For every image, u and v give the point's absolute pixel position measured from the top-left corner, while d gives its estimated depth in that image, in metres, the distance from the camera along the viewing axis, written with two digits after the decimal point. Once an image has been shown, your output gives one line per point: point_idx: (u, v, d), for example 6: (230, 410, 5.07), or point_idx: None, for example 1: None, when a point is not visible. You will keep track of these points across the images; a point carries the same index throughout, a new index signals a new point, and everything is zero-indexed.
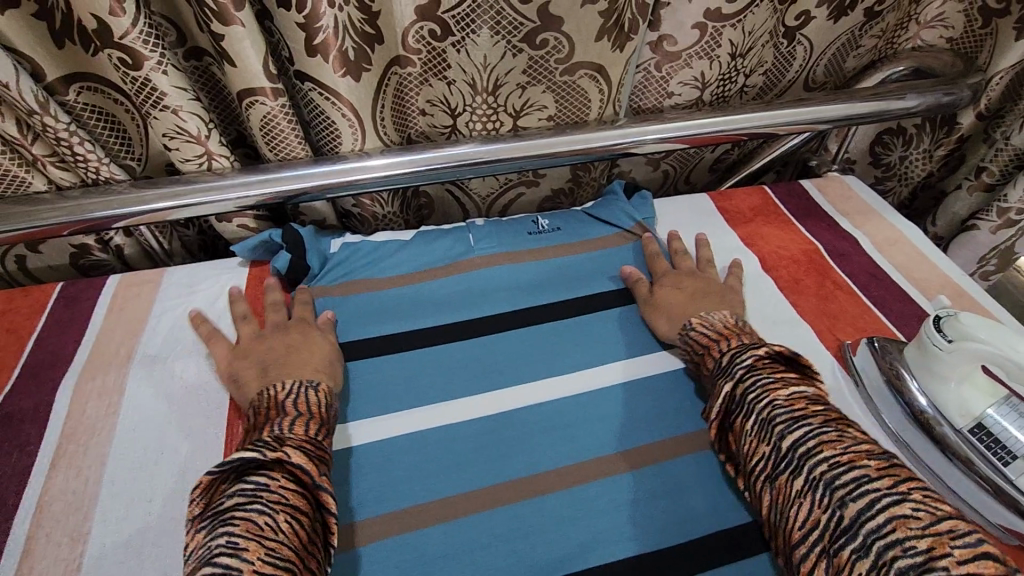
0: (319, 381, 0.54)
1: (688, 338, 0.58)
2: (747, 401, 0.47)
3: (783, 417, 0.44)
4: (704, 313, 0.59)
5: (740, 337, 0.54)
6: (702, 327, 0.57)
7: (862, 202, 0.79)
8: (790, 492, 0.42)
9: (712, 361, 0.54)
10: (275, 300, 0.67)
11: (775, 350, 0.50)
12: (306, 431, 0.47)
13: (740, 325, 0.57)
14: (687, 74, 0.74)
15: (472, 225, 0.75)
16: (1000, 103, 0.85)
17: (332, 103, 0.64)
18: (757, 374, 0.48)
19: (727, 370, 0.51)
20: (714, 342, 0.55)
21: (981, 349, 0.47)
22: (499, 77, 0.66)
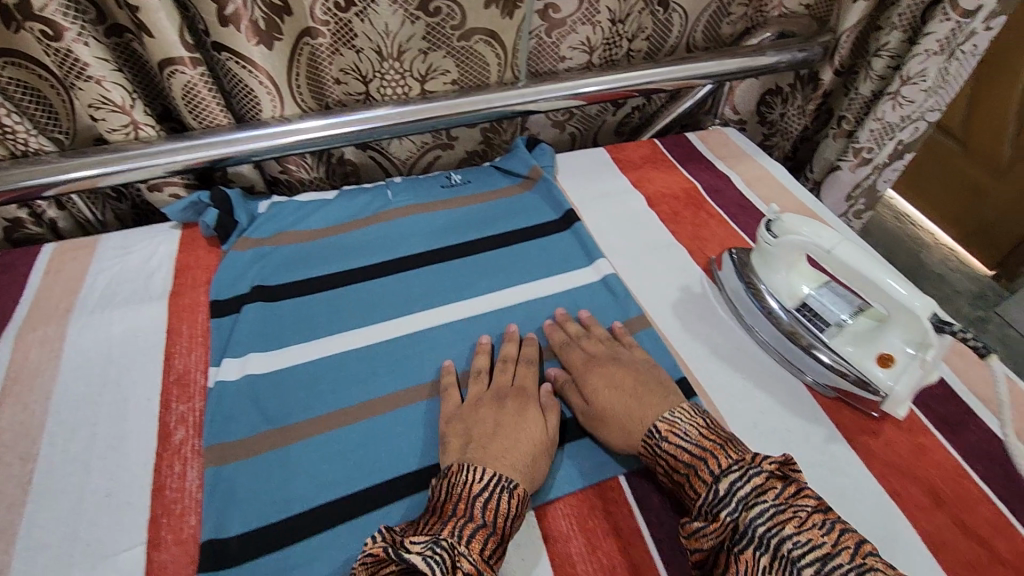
0: (511, 478, 0.47)
1: (660, 451, 0.49)
2: (741, 515, 0.41)
3: (810, 560, 0.38)
4: (670, 415, 0.50)
5: (726, 451, 0.46)
6: (679, 439, 0.48)
7: (738, 147, 0.91)
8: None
9: (702, 482, 0.45)
10: (207, 256, 0.72)
11: (766, 467, 0.44)
12: (483, 548, 0.41)
13: (715, 430, 0.49)
14: (575, 39, 0.84)
15: (390, 182, 0.83)
16: (852, 59, 0.98)
17: (249, 71, 0.70)
18: (771, 505, 0.41)
19: (723, 501, 0.43)
20: (698, 460, 0.46)
21: (798, 241, 0.58)
22: (402, 43, 0.74)
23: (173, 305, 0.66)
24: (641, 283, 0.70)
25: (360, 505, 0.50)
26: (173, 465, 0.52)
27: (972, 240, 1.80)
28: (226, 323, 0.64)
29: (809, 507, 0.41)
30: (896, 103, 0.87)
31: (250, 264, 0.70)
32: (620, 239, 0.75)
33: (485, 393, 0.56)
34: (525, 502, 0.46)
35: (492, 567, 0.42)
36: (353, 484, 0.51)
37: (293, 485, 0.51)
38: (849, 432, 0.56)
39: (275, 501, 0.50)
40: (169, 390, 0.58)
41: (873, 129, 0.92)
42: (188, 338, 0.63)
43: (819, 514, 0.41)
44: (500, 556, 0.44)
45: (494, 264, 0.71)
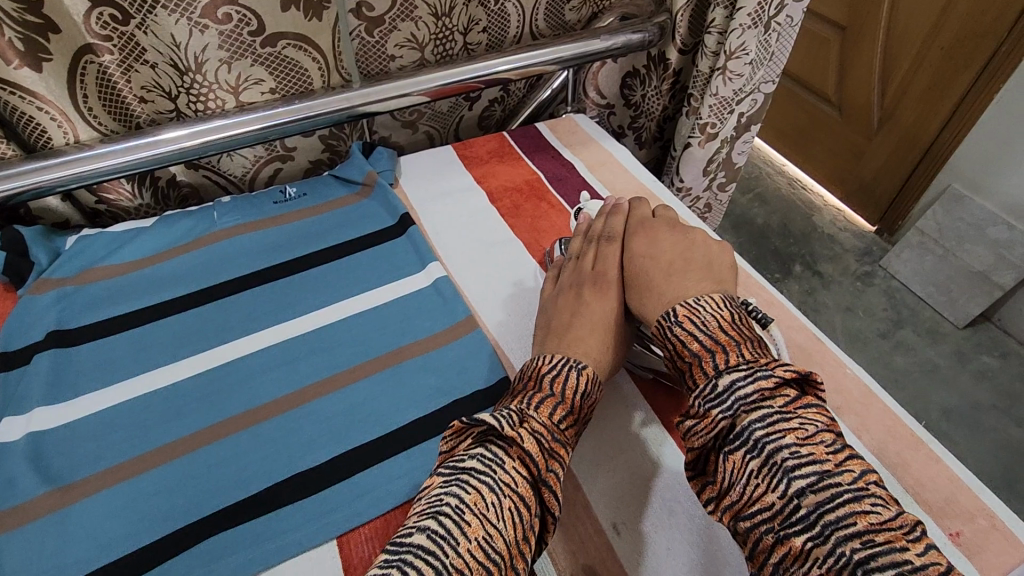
0: (584, 362, 0.54)
1: (673, 333, 0.51)
2: (734, 403, 0.44)
3: (807, 471, 0.40)
4: (693, 303, 0.52)
5: (739, 349, 0.48)
6: (693, 328, 0.50)
7: (585, 133, 0.91)
8: (799, 552, 0.39)
9: (703, 372, 0.48)
10: (0, 303, 0.65)
11: (786, 375, 0.45)
12: (551, 412, 0.49)
13: (738, 328, 0.50)
14: (399, 37, 0.82)
15: (218, 203, 0.77)
16: (694, 37, 0.99)
17: (23, 98, 0.65)
18: (776, 410, 0.43)
19: (720, 398, 0.45)
20: (704, 351, 0.48)
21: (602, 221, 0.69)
22: (198, 54, 0.70)
23: None
24: (473, 283, 0.69)
25: (147, 560, 0.47)
26: None
27: (855, 197, 1.90)
28: (13, 377, 0.58)
29: (820, 422, 0.43)
30: (726, 77, 0.89)
31: (44, 307, 0.64)
32: (457, 240, 0.74)
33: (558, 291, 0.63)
34: (594, 381, 0.53)
35: (567, 431, 0.49)
36: (141, 539, 0.48)
37: (71, 549, 0.47)
38: (667, 415, 0.57)
39: (47, 572, 0.46)
40: None
41: (712, 104, 0.93)
42: None
43: (829, 433, 0.43)
44: (577, 426, 0.51)
45: (322, 280, 0.68)
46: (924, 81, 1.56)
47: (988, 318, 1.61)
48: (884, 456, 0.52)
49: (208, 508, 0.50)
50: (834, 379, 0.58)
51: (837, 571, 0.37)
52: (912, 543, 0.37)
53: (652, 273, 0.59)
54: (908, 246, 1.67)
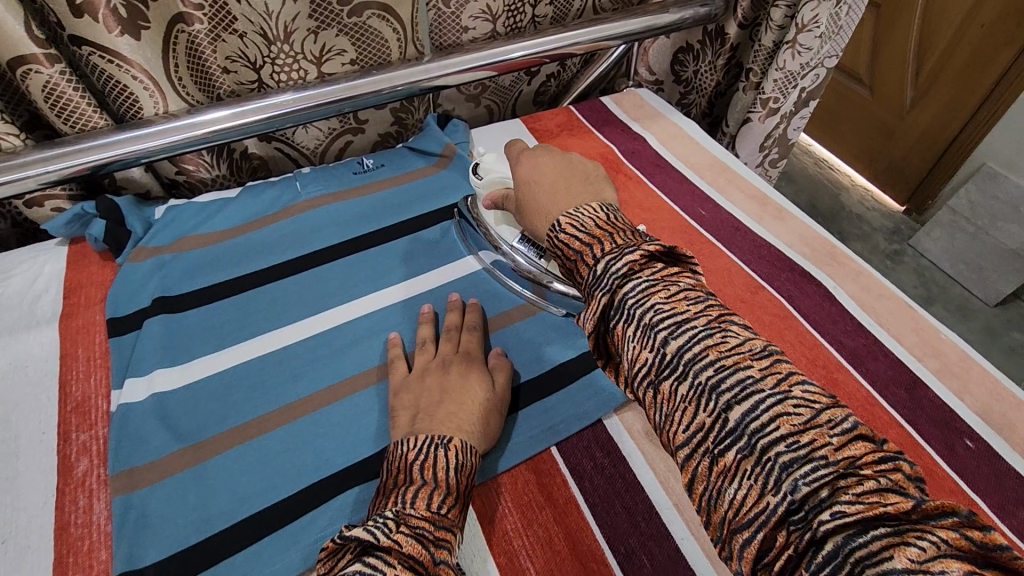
0: (450, 436, 0.47)
1: (561, 242, 0.47)
2: (629, 306, 0.40)
3: (669, 323, 0.38)
4: (573, 212, 0.48)
5: (613, 238, 0.44)
6: (574, 232, 0.46)
7: (651, 107, 0.91)
8: (730, 470, 0.33)
9: (586, 267, 0.44)
10: (100, 272, 0.67)
11: (649, 251, 0.43)
12: (430, 503, 0.41)
13: (614, 223, 0.47)
14: (475, 8, 0.83)
15: (298, 174, 0.78)
16: (755, 12, 0.98)
17: (118, 66, 0.64)
18: (695, 328, 0.38)
19: (599, 282, 0.42)
20: (584, 248, 0.44)
21: (498, 177, 0.68)
22: (288, 23, 0.70)
23: (65, 327, 0.61)
24: None
25: (286, 512, 0.48)
26: (77, 499, 0.49)
27: (884, 179, 1.90)
28: (127, 341, 0.59)
29: (744, 334, 0.38)
30: (795, 51, 0.89)
31: (144, 276, 0.65)
32: None
33: (433, 359, 0.56)
34: (466, 451, 0.46)
35: (453, 517, 0.42)
36: (275, 494, 0.49)
37: (210, 503, 0.48)
38: None
39: (191, 524, 0.47)
40: (67, 419, 0.54)
41: (777, 79, 0.94)
42: (86, 361, 0.58)
43: (759, 345, 0.38)
44: (462, 505, 0.44)
45: (412, 248, 0.70)
46: (963, 60, 1.55)
47: (1019, 297, 1.63)
48: (989, 418, 0.54)
49: (336, 464, 0.51)
50: (930, 344, 0.60)
51: (768, 482, 0.32)
52: (838, 437, 0.32)
53: (536, 197, 0.58)
54: (939, 226, 1.68)
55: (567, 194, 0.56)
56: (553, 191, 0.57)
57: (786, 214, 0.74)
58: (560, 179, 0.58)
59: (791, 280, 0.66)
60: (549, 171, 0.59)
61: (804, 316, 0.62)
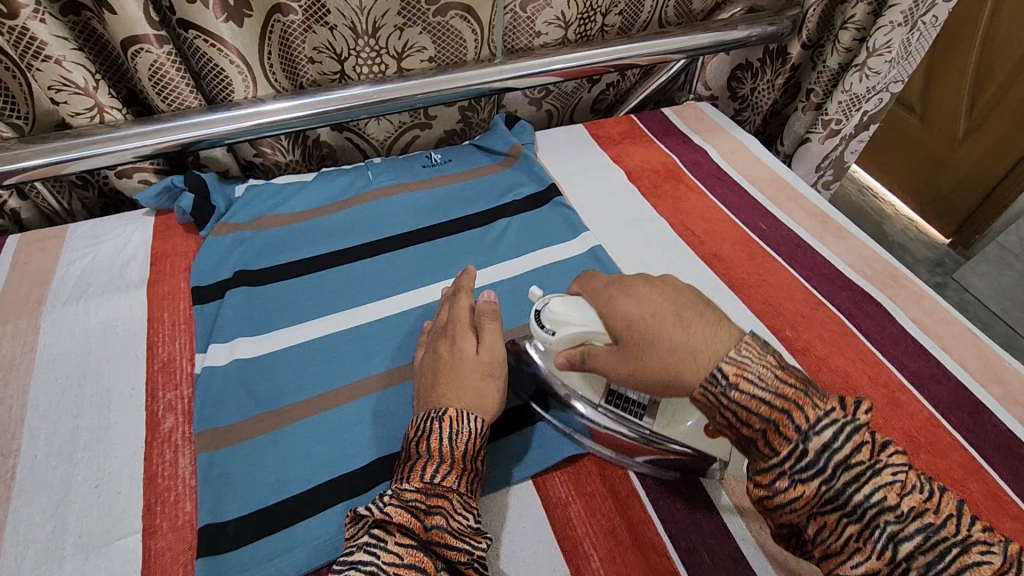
0: (444, 408, 0.47)
1: (725, 404, 0.41)
2: (818, 457, 0.38)
3: (847, 469, 0.37)
4: (736, 355, 0.42)
5: (811, 400, 0.40)
6: (751, 388, 0.40)
7: (712, 121, 0.92)
8: (831, 525, 0.38)
9: (782, 440, 0.39)
10: (184, 243, 0.71)
11: (843, 409, 0.39)
12: (424, 475, 0.44)
13: (785, 368, 0.42)
14: (549, 14, 0.85)
15: (370, 164, 0.81)
16: (819, 33, 1.00)
17: (218, 49, 0.68)
18: (839, 420, 0.39)
19: (816, 458, 0.38)
20: (780, 416, 0.39)
21: (580, 330, 0.49)
22: (377, 19, 0.73)
23: (151, 292, 0.65)
24: (625, 255, 0.71)
25: (357, 482, 0.50)
26: (164, 453, 0.52)
27: (929, 209, 1.87)
28: (210, 309, 0.63)
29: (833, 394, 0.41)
30: (863, 74, 0.90)
31: (224, 249, 0.68)
32: (602, 213, 0.76)
33: None
34: (460, 420, 0.46)
35: (450, 481, 0.44)
36: (347, 465, 0.51)
37: (287, 468, 0.51)
38: (831, 390, 0.58)
39: (271, 485, 0.50)
40: (154, 378, 0.57)
41: (841, 101, 0.95)
42: (171, 325, 0.62)
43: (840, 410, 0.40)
44: (466, 471, 0.45)
45: (478, 241, 0.72)
46: (1020, 96, 1.53)
47: None
48: None
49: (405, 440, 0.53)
50: (994, 371, 0.60)
51: (877, 547, 0.36)
52: (930, 501, 0.37)
53: (659, 330, 0.45)
54: (985, 260, 1.65)
55: (678, 315, 0.45)
56: (682, 317, 0.45)
57: (848, 234, 0.75)
58: (685, 306, 0.46)
59: (851, 299, 0.66)
60: (665, 302, 0.46)
61: (865, 335, 0.63)
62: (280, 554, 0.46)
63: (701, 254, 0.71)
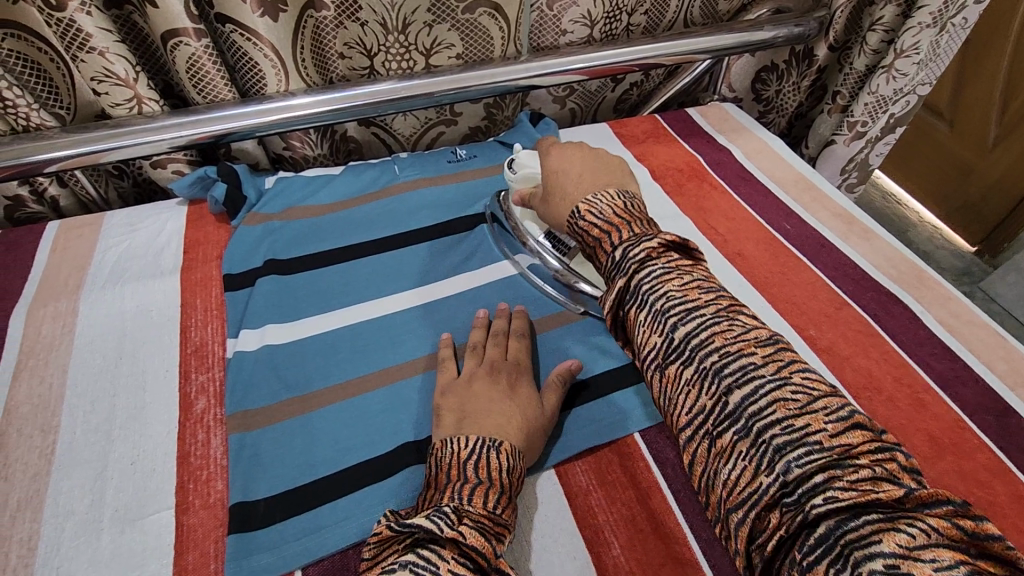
0: (501, 438, 0.47)
1: (579, 227, 0.53)
2: (643, 292, 0.45)
3: (732, 369, 0.40)
4: (590, 198, 0.53)
5: (631, 227, 0.50)
6: (593, 217, 0.52)
7: (737, 121, 0.92)
8: (726, 450, 0.38)
9: (604, 253, 0.51)
10: (216, 232, 0.72)
11: (666, 240, 0.49)
12: (487, 501, 0.42)
13: (631, 211, 0.52)
14: (576, 13, 0.86)
15: (396, 158, 0.82)
16: (846, 35, 0.99)
17: (253, 43, 0.70)
18: (704, 313, 0.43)
19: (619, 266, 0.48)
20: (604, 234, 0.51)
21: (531, 173, 0.68)
22: (407, 15, 0.75)
23: (184, 279, 0.67)
24: None
25: (383, 467, 0.51)
26: (196, 433, 0.53)
27: (956, 216, 1.84)
28: (241, 296, 0.64)
29: (750, 324, 0.43)
30: (890, 76, 0.90)
31: (255, 238, 0.70)
32: None
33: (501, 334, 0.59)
34: (516, 456, 0.46)
35: (504, 514, 0.43)
36: (372, 450, 0.52)
37: (315, 452, 0.52)
38: (855, 389, 0.58)
39: (299, 468, 0.51)
40: (187, 361, 0.59)
41: (868, 102, 0.94)
42: (203, 310, 0.63)
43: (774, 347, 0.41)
44: (513, 503, 0.45)
45: (503, 235, 0.73)
46: None
47: None
48: None
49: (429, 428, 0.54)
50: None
51: (763, 463, 0.36)
52: (831, 420, 0.36)
53: (566, 188, 0.58)
54: (1014, 269, 1.61)
55: (593, 182, 0.57)
56: (580, 177, 0.58)
57: (875, 235, 0.74)
58: (586, 168, 0.59)
59: (876, 299, 0.66)
60: (577, 160, 0.60)
61: (890, 335, 0.63)
62: (308, 534, 0.47)
63: (724, 252, 0.72)
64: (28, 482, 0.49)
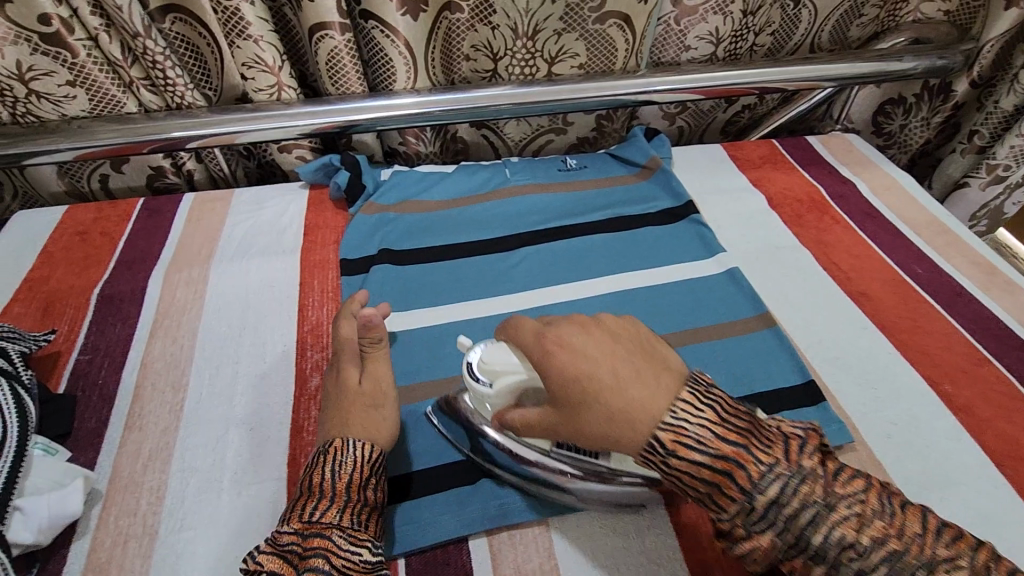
0: (346, 437, 0.47)
1: (669, 470, 0.37)
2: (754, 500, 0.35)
3: (777, 491, 0.35)
4: (672, 417, 0.36)
5: (751, 453, 0.36)
6: (691, 453, 0.36)
7: (862, 154, 0.87)
8: (801, 571, 0.36)
9: (731, 501, 0.36)
10: (334, 218, 0.75)
11: (785, 453, 0.36)
12: (301, 513, 0.43)
13: (729, 409, 0.37)
14: (704, 29, 0.83)
15: (507, 162, 0.83)
16: (992, 71, 0.92)
17: (390, 39, 0.73)
18: (785, 473, 0.35)
19: (759, 487, 0.35)
20: (721, 477, 0.36)
21: (517, 377, 0.45)
22: (540, 22, 0.76)
23: (305, 259, 0.70)
24: (765, 282, 0.69)
25: (486, 467, 0.51)
26: (311, 409, 0.55)
27: None
28: (356, 281, 0.66)
29: (742, 417, 0.37)
30: None
31: (370, 227, 0.72)
32: (740, 237, 0.74)
33: None
34: (343, 448, 0.46)
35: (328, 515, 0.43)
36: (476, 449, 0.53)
37: (420, 443, 0.53)
38: (997, 456, 0.53)
39: (404, 457, 0.52)
40: (304, 338, 0.61)
41: (1014, 146, 0.87)
42: (320, 292, 0.66)
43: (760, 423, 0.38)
44: (360, 488, 0.45)
45: (613, 249, 0.72)
46: None
47: None
48: None
49: None
50: None
51: None
52: (880, 510, 0.36)
53: (607, 411, 0.38)
54: None
55: (641, 380, 0.38)
56: (628, 387, 0.38)
57: (1020, 290, 0.68)
58: (620, 361, 0.39)
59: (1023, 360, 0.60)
60: (607, 352, 0.40)
61: None
62: (410, 522, 0.48)
63: (847, 291, 0.67)
64: (159, 435, 0.52)
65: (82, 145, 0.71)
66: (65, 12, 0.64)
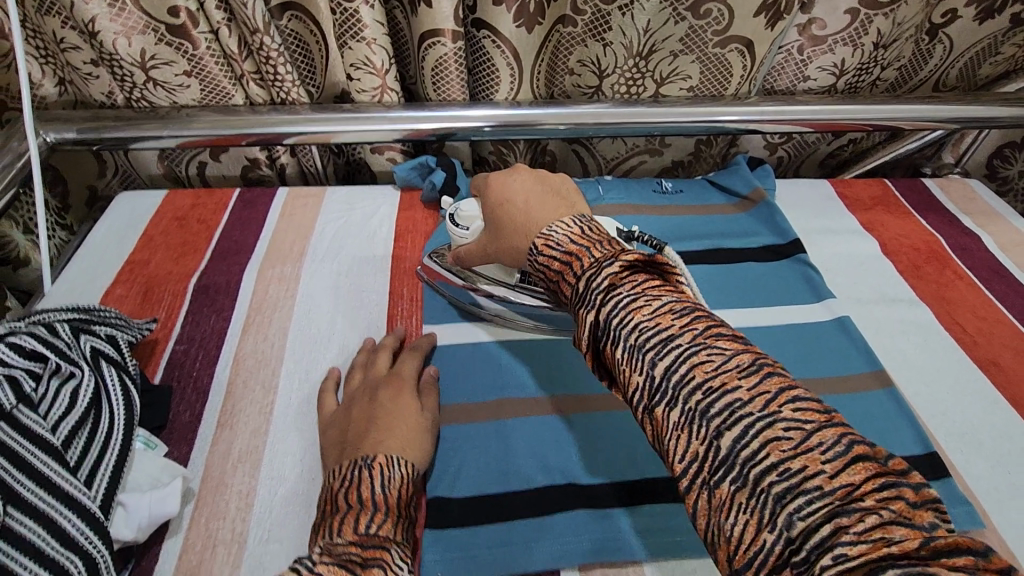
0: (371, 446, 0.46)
1: (537, 263, 0.45)
2: (670, 386, 0.34)
3: (723, 409, 0.32)
4: (547, 230, 0.44)
5: (593, 250, 0.41)
6: (551, 250, 0.43)
7: (986, 204, 0.80)
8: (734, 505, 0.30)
9: (567, 285, 0.42)
10: (424, 224, 0.74)
11: (628, 260, 0.39)
12: (362, 524, 0.40)
13: (594, 234, 0.43)
14: (827, 59, 0.79)
15: (601, 179, 0.80)
16: None
17: (500, 49, 0.71)
18: (636, 290, 0.38)
19: (586, 297, 0.39)
20: (564, 267, 0.42)
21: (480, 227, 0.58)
22: (657, 42, 0.73)
23: (394, 265, 0.69)
24: (879, 335, 0.64)
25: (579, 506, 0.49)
26: None
27: None
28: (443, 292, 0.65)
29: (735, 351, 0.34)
30: None
31: None
32: (849, 283, 0.69)
33: None
34: (390, 463, 0.45)
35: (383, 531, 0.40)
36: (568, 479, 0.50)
37: (511, 463, 0.51)
38: None
39: (494, 478, 0.50)
40: None
41: None
42: (409, 299, 0.65)
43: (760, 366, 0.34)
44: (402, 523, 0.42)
45: (711, 283, 0.68)
46: None
47: None
48: None
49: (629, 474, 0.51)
50: None
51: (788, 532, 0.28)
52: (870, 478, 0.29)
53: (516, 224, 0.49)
54: None
55: (541, 209, 0.48)
56: (534, 208, 0.48)
57: None
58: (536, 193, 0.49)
59: None
60: (528, 189, 0.50)
61: None
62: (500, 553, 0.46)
63: (974, 357, 0.62)
64: (249, 436, 0.52)
65: (184, 132, 0.71)
66: (193, 5, 0.64)
